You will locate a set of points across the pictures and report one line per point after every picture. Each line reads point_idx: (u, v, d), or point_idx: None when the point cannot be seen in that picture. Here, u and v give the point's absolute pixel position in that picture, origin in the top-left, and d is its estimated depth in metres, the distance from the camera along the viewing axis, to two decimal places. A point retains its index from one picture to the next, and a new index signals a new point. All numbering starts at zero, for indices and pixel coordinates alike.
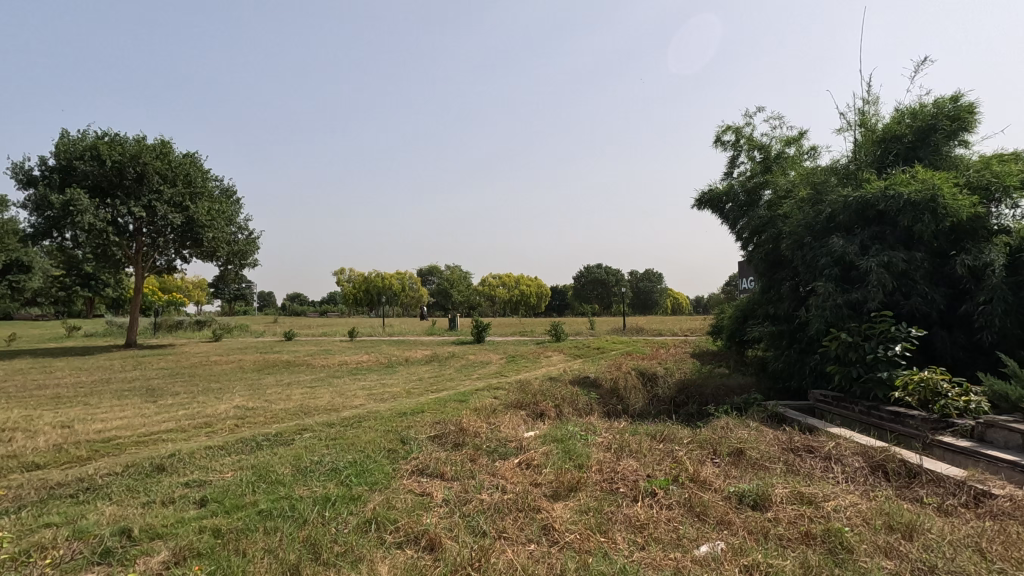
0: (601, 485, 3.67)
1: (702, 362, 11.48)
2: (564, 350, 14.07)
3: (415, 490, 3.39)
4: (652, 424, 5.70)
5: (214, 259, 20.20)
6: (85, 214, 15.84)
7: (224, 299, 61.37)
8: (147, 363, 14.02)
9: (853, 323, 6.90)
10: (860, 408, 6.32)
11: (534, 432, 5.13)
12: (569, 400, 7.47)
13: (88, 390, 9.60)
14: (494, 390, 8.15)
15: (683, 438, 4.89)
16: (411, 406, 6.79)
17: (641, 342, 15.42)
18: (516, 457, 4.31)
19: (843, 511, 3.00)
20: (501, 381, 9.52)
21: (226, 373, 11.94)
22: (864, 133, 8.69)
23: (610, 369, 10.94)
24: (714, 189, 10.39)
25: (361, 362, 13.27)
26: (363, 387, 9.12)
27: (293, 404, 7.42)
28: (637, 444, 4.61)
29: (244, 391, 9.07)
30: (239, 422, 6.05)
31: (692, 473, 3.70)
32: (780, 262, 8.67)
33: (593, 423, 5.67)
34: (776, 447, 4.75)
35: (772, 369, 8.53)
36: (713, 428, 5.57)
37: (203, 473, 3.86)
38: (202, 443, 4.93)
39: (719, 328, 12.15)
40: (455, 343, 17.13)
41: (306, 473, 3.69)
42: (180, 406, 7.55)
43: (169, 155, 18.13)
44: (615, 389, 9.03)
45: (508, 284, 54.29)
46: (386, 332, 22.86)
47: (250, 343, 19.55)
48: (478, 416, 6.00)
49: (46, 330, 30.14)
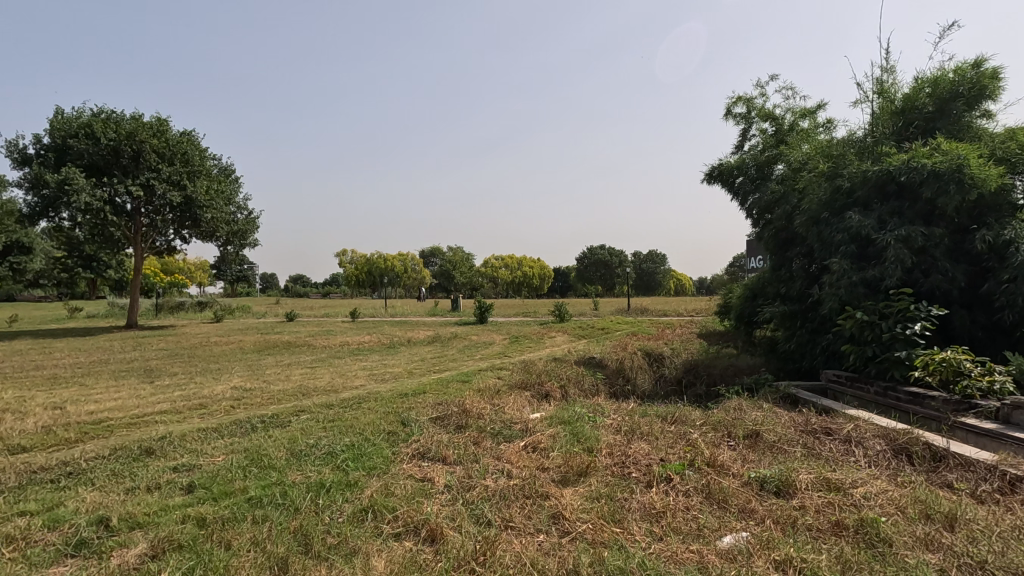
0: (612, 469, 3.47)
1: (709, 342, 11.27)
2: (568, 330, 13.87)
3: (415, 476, 3.20)
4: (662, 405, 5.49)
5: (213, 239, 19.94)
6: (81, 193, 15.57)
7: (227, 280, 61.30)
8: (146, 343, 13.86)
9: (869, 301, 6.64)
10: (876, 388, 6.09)
11: (540, 414, 4.94)
12: (575, 381, 7.28)
13: (86, 371, 9.45)
14: (497, 371, 7.96)
15: (695, 420, 4.69)
16: (412, 386, 6.60)
17: (646, 322, 15.20)
18: (522, 439, 4.11)
19: (874, 499, 2.79)
20: (505, 361, 9.33)
21: (225, 353, 11.79)
22: (883, 103, 8.35)
23: (615, 349, 10.73)
24: (724, 163, 10.09)
25: (362, 343, 13.09)
26: (364, 368, 8.93)
27: (292, 385, 7.24)
28: (648, 426, 4.41)
29: (243, 372, 8.90)
30: (236, 403, 5.87)
31: (709, 457, 3.50)
32: (793, 239, 8.41)
33: (601, 404, 5.47)
34: (793, 429, 4.54)
35: (783, 349, 8.30)
36: (725, 409, 5.37)
37: (194, 457, 3.67)
38: (195, 425, 4.74)
39: (727, 307, 11.92)
40: (458, 324, 16.95)
41: (300, 457, 3.50)
42: (176, 387, 7.37)
43: (166, 133, 17.77)
44: (621, 370, 8.83)
45: (511, 265, 53.98)
46: (388, 313, 22.69)
47: (251, 324, 19.41)
48: (481, 397, 5.81)
49: (47, 311, 30.05)
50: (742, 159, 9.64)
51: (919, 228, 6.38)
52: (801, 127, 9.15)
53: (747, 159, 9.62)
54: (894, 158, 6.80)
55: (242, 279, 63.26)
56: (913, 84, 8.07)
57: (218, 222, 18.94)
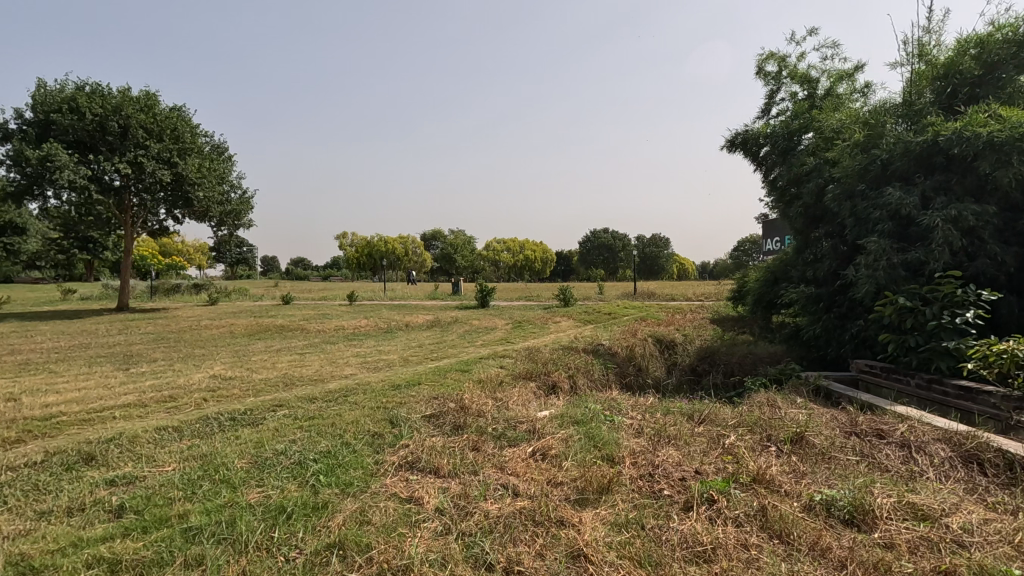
0: (639, 484, 2.89)
1: (724, 328, 10.67)
2: (572, 314, 13.26)
3: (402, 495, 2.62)
4: (683, 400, 4.91)
5: (206, 219, 19.28)
6: (64, 169, 14.86)
7: (226, 262, 60.66)
8: (133, 326, 13.30)
9: (910, 285, 6.02)
10: (917, 381, 5.52)
11: (548, 411, 4.36)
12: (584, 371, 6.69)
13: (62, 356, 8.88)
14: (500, 359, 7.36)
15: (727, 420, 4.10)
16: (405, 377, 5.99)
17: (654, 307, 14.58)
18: (529, 443, 3.52)
19: (980, 535, 2.20)
20: (508, 348, 8.73)
21: (213, 337, 11.23)
22: (923, 68, 7.67)
23: (624, 335, 10.13)
24: (748, 129, 9.37)
25: (358, 327, 12.49)
26: (357, 354, 8.37)
27: (277, 374, 6.65)
28: (674, 427, 3.82)
29: (228, 358, 8.32)
30: (209, 394, 5.29)
31: (755, 471, 2.90)
32: (822, 216, 7.76)
33: (616, 398, 4.88)
34: (839, 430, 3.94)
35: (807, 336, 7.72)
36: (756, 406, 4.78)
37: (139, 466, 3.08)
38: (155, 422, 4.15)
39: (743, 291, 11.27)
40: (458, 308, 16.33)
41: (263, 468, 2.91)
42: (151, 374, 6.78)
43: (154, 108, 16.96)
44: (632, 357, 8.25)
45: (513, 248, 53.20)
46: (386, 296, 22.06)
47: (245, 306, 18.84)
48: (482, 389, 5.22)
49: (42, 292, 29.55)
50: (768, 125, 8.95)
51: (971, 205, 5.72)
52: (835, 92, 8.50)
53: (774, 126, 8.93)
54: (942, 126, 6.11)
55: (242, 261, 62.62)
56: (957, 46, 7.36)
57: (210, 202, 18.24)
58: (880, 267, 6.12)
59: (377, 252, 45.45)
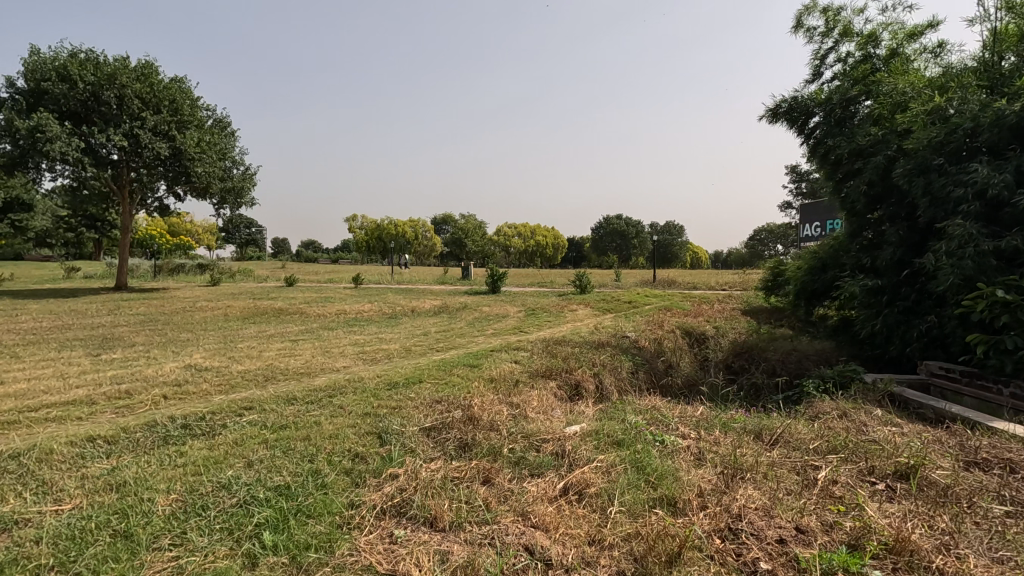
0: (720, 549, 2.03)
1: (758, 320, 9.72)
2: (590, 303, 12.34)
3: (380, 570, 1.77)
4: (738, 411, 4.02)
5: (207, 196, 18.49)
6: (54, 141, 14.09)
7: (236, 243, 60.24)
8: (126, 307, 12.63)
9: (1004, 277, 5.08)
10: (1013, 392, 4.63)
11: (577, 423, 3.49)
12: (612, 370, 5.80)
13: (36, 339, 8.14)
14: (515, 352, 6.50)
15: (807, 442, 3.22)
16: (404, 372, 5.13)
17: (677, 295, 13.62)
18: (557, 474, 2.67)
19: None
20: (523, 339, 7.87)
21: (206, 320, 10.47)
22: (1008, 24, 6.66)
23: (649, 326, 9.23)
24: (798, 96, 8.11)
25: (360, 312, 11.68)
26: (354, 343, 7.53)
27: (260, 364, 5.82)
28: (746, 455, 2.94)
29: (214, 344, 7.53)
30: (172, 391, 4.46)
31: (891, 536, 2.01)
32: (885, 194, 6.80)
33: (658, 406, 4.00)
34: (959, 461, 3.03)
35: (864, 332, 6.82)
36: (833, 421, 3.87)
37: (30, 501, 2.25)
38: (88, 428, 3.33)
39: (780, 280, 10.28)
40: (468, 293, 15.47)
41: (190, 514, 2.07)
42: (120, 362, 6.01)
43: (152, 77, 16.06)
44: (661, 353, 7.36)
45: (523, 234, 52.05)
46: (393, 279, 21.23)
47: (247, 288, 18.11)
48: (495, 392, 4.35)
49: (48, 270, 29.17)
50: (822, 91, 7.88)
51: None
52: (902, 52, 7.60)
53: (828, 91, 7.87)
54: None
55: (252, 243, 62.18)
56: None
57: (211, 178, 17.42)
58: (967, 255, 5.18)
59: (387, 235, 44.86)
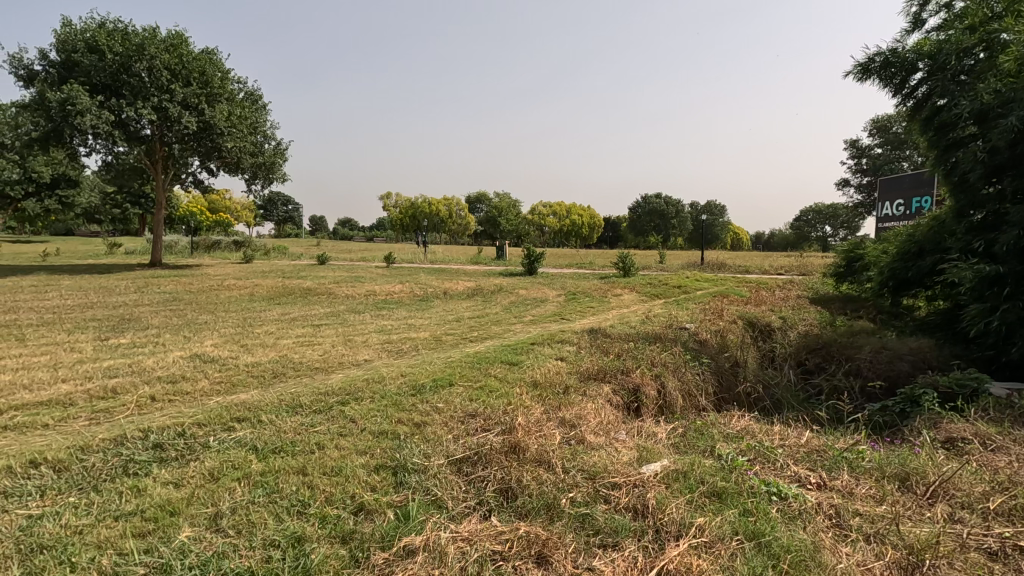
0: None
1: (831, 310, 8.64)
2: (636, 287, 11.38)
3: None
4: (855, 441, 3.13)
5: (239, 171, 18.13)
6: (84, 113, 13.81)
7: (274, 220, 61.07)
8: (154, 284, 12.35)
9: None
10: None
11: (653, 457, 2.67)
12: (674, 372, 4.94)
13: (52, 319, 7.74)
14: (559, 346, 5.69)
15: (985, 499, 2.30)
16: (433, 371, 4.39)
17: (730, 280, 12.51)
18: (643, 552, 1.86)
19: None
20: (566, 329, 7.04)
21: (231, 300, 9.98)
22: None
23: (706, 314, 8.29)
24: (895, 48, 6.88)
25: (391, 294, 11.03)
26: (381, 330, 6.84)
27: (273, 355, 5.18)
28: (907, 524, 2.06)
29: (231, 328, 6.95)
30: (163, 390, 3.82)
31: None
32: (1010, 163, 5.60)
33: (749, 431, 3.14)
34: None
35: (976, 330, 5.72)
36: (987, 456, 2.93)
37: None
38: (43, 446, 2.70)
39: (857, 266, 9.12)
40: (503, 275, 14.65)
41: None
42: (125, 349, 5.45)
43: (181, 47, 15.61)
44: (724, 349, 6.43)
45: (559, 213, 50.66)
46: (425, 258, 20.63)
47: (278, 265, 17.80)
48: (541, 403, 3.57)
49: (92, 247, 29.72)
50: (925, 42, 6.61)
51: None
52: None
53: (933, 41, 6.59)
54: None
55: (289, 220, 62.67)
56: None
57: (242, 153, 16.99)
58: None
59: (421, 214, 44.42)
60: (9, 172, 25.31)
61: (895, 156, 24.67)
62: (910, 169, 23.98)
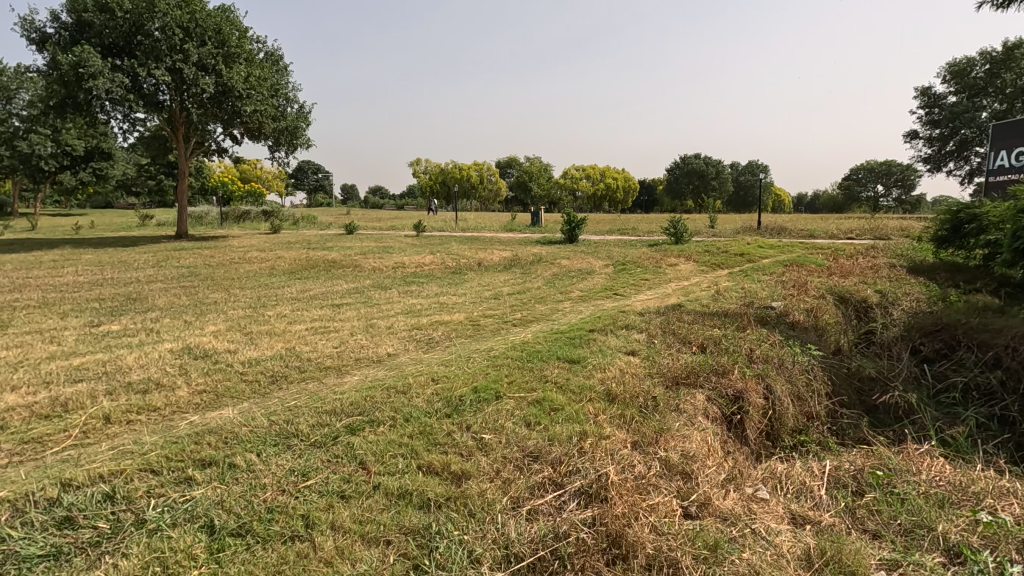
0: None
1: (937, 282, 7.25)
2: (693, 256, 10.13)
3: None
4: None
5: (261, 137, 17.28)
6: (98, 77, 13.06)
7: (306, 189, 60.94)
8: (175, 258, 11.71)
9: None
10: None
11: (840, 555, 1.63)
12: (781, 370, 3.81)
13: (55, 299, 7.04)
14: (625, 333, 4.61)
15: None
16: (473, 374, 3.38)
17: (799, 246, 11.09)
18: None
19: None
20: (626, 308, 5.94)
21: (250, 275, 9.19)
22: None
23: (787, 288, 7.05)
24: None
25: (422, 266, 10.07)
26: (409, 312, 5.86)
27: (279, 349, 4.25)
28: None
29: (240, 310, 6.09)
30: (125, 406, 2.91)
31: None
32: None
33: (962, 492, 2.04)
34: None
35: None
36: None
37: None
38: None
39: (966, 229, 7.65)
40: (541, 243, 13.55)
41: None
42: (111, 340, 4.62)
43: (195, 4, 14.58)
44: (823, 334, 5.24)
45: (594, 177, 48.71)
46: (457, 226, 19.62)
47: (305, 236, 17.09)
48: (629, 433, 2.53)
49: (126, 218, 29.72)
50: None
51: None
52: None
53: None
54: None
55: (321, 188, 62.31)
56: None
57: (264, 118, 16.07)
58: None
59: (452, 179, 43.36)
60: (43, 145, 25.20)
61: (973, 105, 22.08)
62: (990, 119, 21.39)
